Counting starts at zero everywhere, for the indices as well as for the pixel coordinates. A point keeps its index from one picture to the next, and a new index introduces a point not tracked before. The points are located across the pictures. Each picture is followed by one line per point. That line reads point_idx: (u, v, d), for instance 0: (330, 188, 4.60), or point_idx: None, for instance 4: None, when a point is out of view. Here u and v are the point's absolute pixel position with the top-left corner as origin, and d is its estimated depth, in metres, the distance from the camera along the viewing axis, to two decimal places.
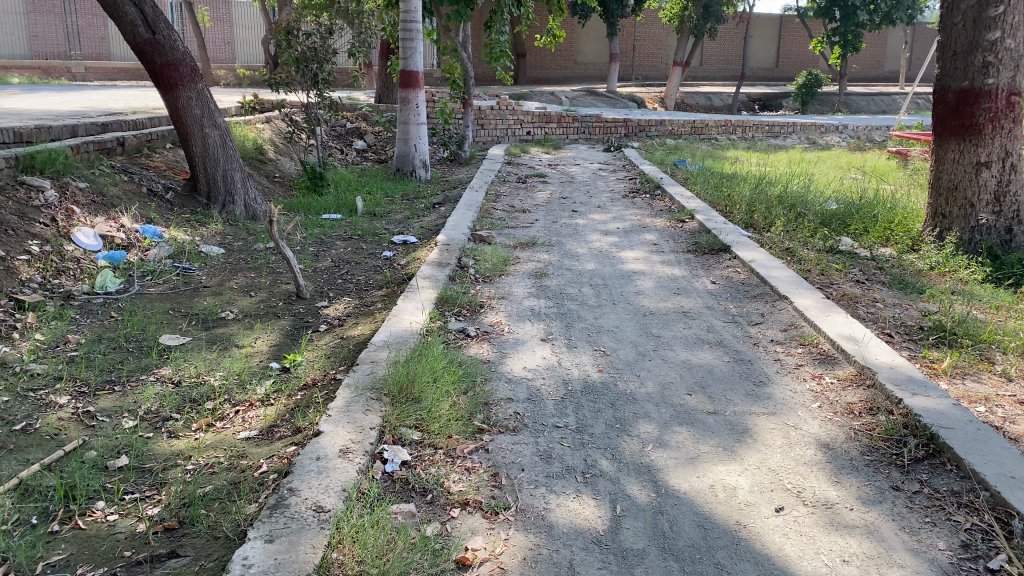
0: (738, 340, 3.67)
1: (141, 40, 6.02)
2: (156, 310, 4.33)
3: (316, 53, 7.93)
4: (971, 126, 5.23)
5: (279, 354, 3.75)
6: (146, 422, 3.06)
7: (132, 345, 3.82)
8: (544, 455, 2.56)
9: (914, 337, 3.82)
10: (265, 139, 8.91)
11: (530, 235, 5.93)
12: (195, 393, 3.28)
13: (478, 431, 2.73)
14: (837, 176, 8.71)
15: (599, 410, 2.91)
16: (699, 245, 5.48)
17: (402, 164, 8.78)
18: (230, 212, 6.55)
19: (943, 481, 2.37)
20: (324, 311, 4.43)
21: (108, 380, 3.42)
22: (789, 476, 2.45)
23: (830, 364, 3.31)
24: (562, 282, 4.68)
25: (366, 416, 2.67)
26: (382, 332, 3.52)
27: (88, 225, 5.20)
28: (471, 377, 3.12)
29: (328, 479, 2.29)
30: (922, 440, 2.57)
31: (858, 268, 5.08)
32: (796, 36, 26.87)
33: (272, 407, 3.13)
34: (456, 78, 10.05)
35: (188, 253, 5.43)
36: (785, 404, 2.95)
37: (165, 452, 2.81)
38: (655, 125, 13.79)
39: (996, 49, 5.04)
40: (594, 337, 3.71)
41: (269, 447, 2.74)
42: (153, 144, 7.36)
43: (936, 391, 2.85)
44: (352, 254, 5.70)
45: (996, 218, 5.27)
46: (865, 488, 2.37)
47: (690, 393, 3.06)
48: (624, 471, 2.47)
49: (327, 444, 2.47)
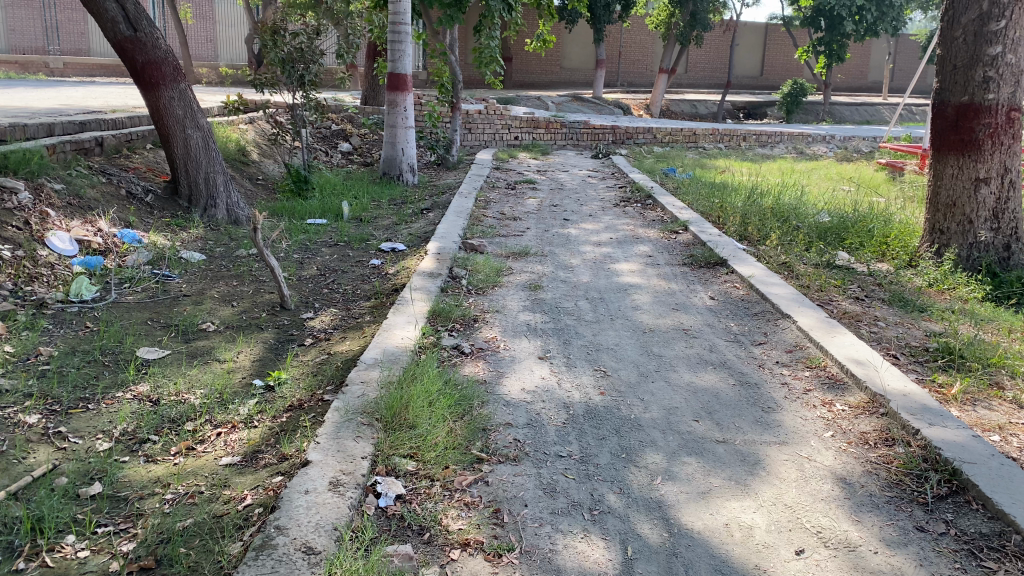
0: (742, 362, 3.54)
1: (122, 37, 5.82)
2: (134, 321, 4.13)
3: (303, 54, 7.74)
4: (970, 141, 5.13)
5: (262, 371, 3.58)
6: (121, 444, 2.88)
7: (108, 358, 3.63)
8: (547, 489, 2.42)
9: (920, 359, 3.71)
10: (247, 140, 8.72)
11: (521, 244, 5.78)
12: (174, 413, 3.10)
13: (476, 461, 2.58)
14: (829, 187, 8.63)
15: (603, 437, 2.77)
16: (695, 258, 5.36)
17: (389, 168, 8.60)
18: (211, 216, 6.36)
19: (971, 522, 2.25)
20: (310, 323, 4.26)
21: (82, 397, 3.22)
22: (808, 513, 2.31)
23: (841, 390, 3.17)
24: (558, 295, 4.54)
25: (358, 444, 2.51)
26: (373, 349, 3.35)
27: (63, 228, 4.99)
28: (468, 400, 2.97)
29: (318, 516, 2.13)
30: (944, 475, 2.45)
31: (856, 284, 4.97)
32: (782, 45, 26.93)
33: (256, 429, 2.96)
34: (444, 81, 9.91)
35: (167, 258, 5.24)
36: (797, 433, 2.82)
37: (141, 480, 2.63)
38: (643, 132, 13.70)
39: (997, 64, 4.95)
40: (593, 355, 3.57)
41: (253, 476, 2.57)
42: (133, 144, 7.15)
43: (954, 421, 2.73)
44: (338, 262, 5.52)
45: (994, 235, 5.17)
46: (888, 529, 2.24)
47: (698, 420, 2.92)
48: (633, 507, 2.34)
49: (316, 477, 2.31)
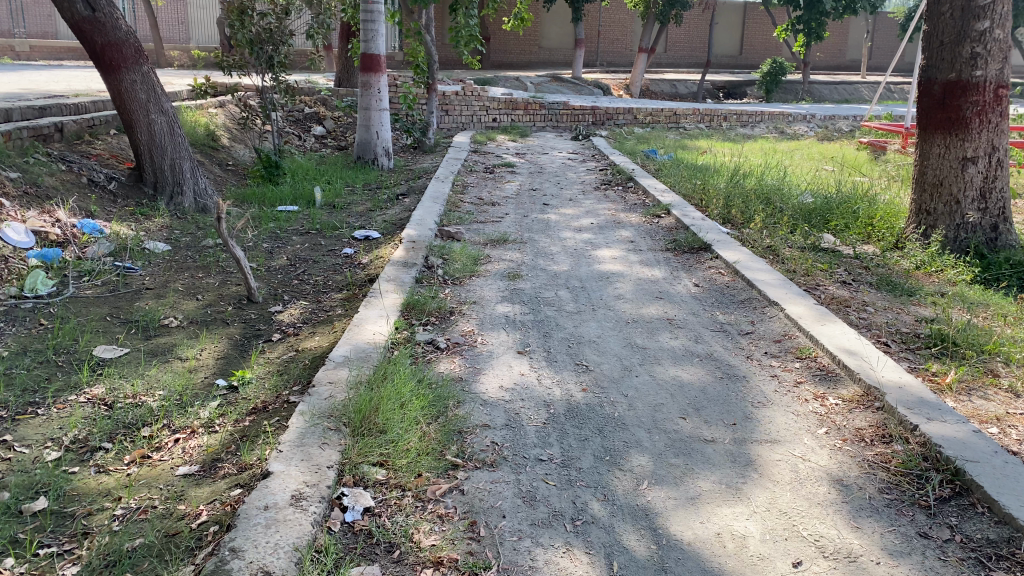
0: (730, 353, 3.40)
1: (80, 18, 5.55)
2: (91, 317, 3.92)
3: (272, 35, 7.49)
4: (957, 119, 4.97)
5: (226, 370, 3.38)
6: (71, 453, 2.69)
7: (62, 359, 3.42)
8: (527, 497, 2.27)
9: (912, 347, 3.56)
10: (217, 124, 8.46)
11: (499, 231, 5.59)
12: (130, 418, 2.91)
13: (451, 468, 2.41)
14: (812, 168, 8.51)
15: (586, 438, 2.61)
16: (677, 243, 5.21)
17: (363, 152, 8.37)
18: (178, 204, 6.13)
19: (976, 527, 2.12)
20: (277, 318, 4.07)
21: (30, 402, 3.02)
22: (805, 521, 2.17)
23: (832, 383, 3.03)
24: (537, 284, 4.38)
25: (324, 452, 2.34)
26: (342, 347, 3.16)
27: (19, 219, 4.75)
28: (443, 400, 2.80)
29: (277, 535, 1.96)
30: (946, 476, 2.33)
31: (843, 267, 4.82)
32: (761, 23, 26.72)
33: (216, 435, 2.78)
34: (420, 62, 9.65)
35: (130, 249, 5.01)
36: (788, 430, 2.68)
37: (91, 493, 2.44)
38: (623, 113, 13.50)
39: (985, 39, 4.80)
40: (574, 349, 3.42)
41: (211, 488, 2.39)
42: (95, 130, 6.89)
43: (953, 416, 2.60)
44: (309, 251, 5.32)
45: (982, 215, 5.04)
46: (889, 536, 2.11)
47: (685, 417, 2.78)
48: (618, 516, 2.18)
49: (277, 490, 2.15)
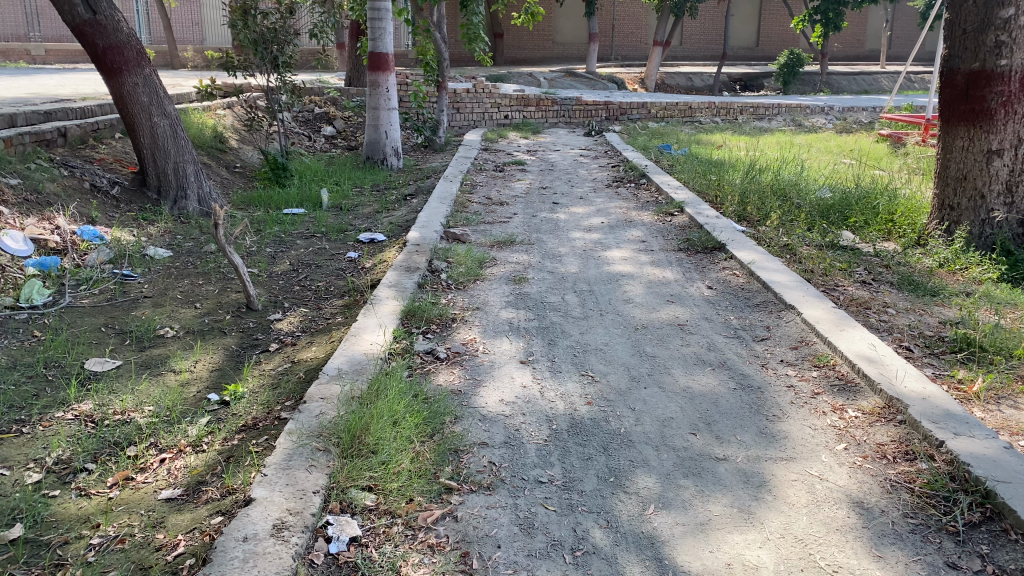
0: (743, 361, 3.24)
1: (81, 21, 5.45)
2: (85, 328, 3.81)
3: (276, 34, 7.38)
4: (981, 111, 4.76)
5: (219, 383, 3.27)
6: (53, 475, 2.57)
7: (52, 373, 3.31)
8: (524, 525, 2.13)
9: (936, 352, 3.38)
10: (224, 126, 8.40)
11: (507, 232, 5.44)
12: (117, 436, 2.80)
13: (444, 492, 2.28)
14: (830, 161, 8.31)
15: (589, 457, 2.47)
16: (691, 242, 5.04)
17: (372, 152, 8.22)
18: (182, 208, 6.03)
19: (1010, 556, 1.97)
20: (276, 327, 3.95)
21: (16, 419, 2.91)
22: (821, 549, 2.02)
23: (852, 394, 2.87)
24: (544, 288, 4.23)
25: (310, 476, 2.22)
26: (337, 359, 3.04)
27: (17, 226, 4.65)
28: (439, 417, 2.66)
29: (255, 570, 1.83)
30: (976, 498, 2.17)
31: (863, 266, 4.63)
32: (777, 15, 26.38)
33: (203, 455, 2.67)
34: (429, 60, 9.50)
35: (130, 255, 4.91)
36: (804, 447, 2.52)
37: (69, 519, 2.33)
38: (637, 108, 13.31)
39: (1010, 27, 4.54)
40: (580, 358, 3.27)
41: (192, 515, 2.27)
42: (99, 134, 6.80)
43: (982, 431, 2.43)
44: (313, 256, 5.20)
45: (1009, 211, 4.77)
46: (914, 567, 1.95)
47: (695, 433, 2.62)
48: (622, 546, 2.04)
49: (258, 518, 2.02)
